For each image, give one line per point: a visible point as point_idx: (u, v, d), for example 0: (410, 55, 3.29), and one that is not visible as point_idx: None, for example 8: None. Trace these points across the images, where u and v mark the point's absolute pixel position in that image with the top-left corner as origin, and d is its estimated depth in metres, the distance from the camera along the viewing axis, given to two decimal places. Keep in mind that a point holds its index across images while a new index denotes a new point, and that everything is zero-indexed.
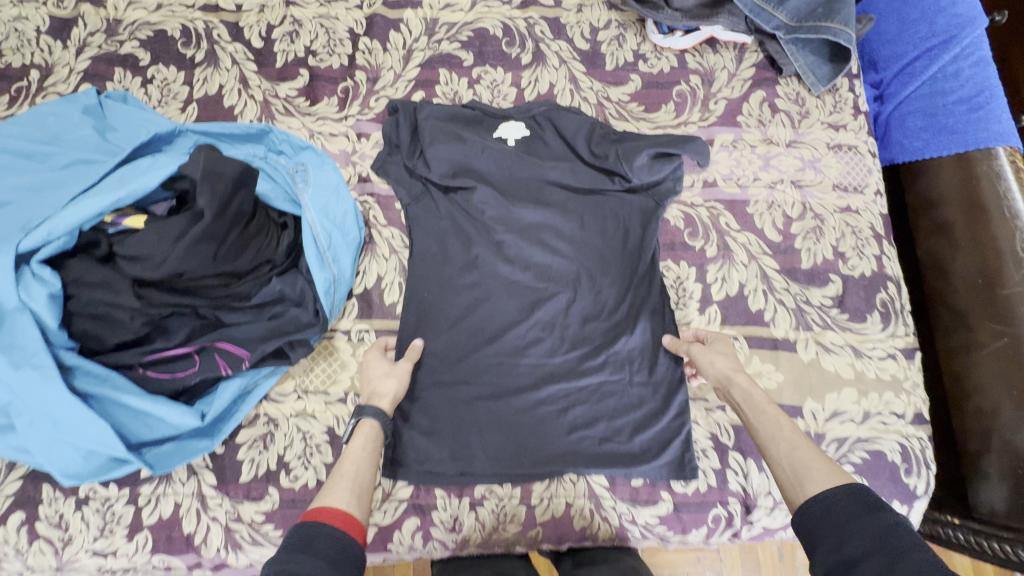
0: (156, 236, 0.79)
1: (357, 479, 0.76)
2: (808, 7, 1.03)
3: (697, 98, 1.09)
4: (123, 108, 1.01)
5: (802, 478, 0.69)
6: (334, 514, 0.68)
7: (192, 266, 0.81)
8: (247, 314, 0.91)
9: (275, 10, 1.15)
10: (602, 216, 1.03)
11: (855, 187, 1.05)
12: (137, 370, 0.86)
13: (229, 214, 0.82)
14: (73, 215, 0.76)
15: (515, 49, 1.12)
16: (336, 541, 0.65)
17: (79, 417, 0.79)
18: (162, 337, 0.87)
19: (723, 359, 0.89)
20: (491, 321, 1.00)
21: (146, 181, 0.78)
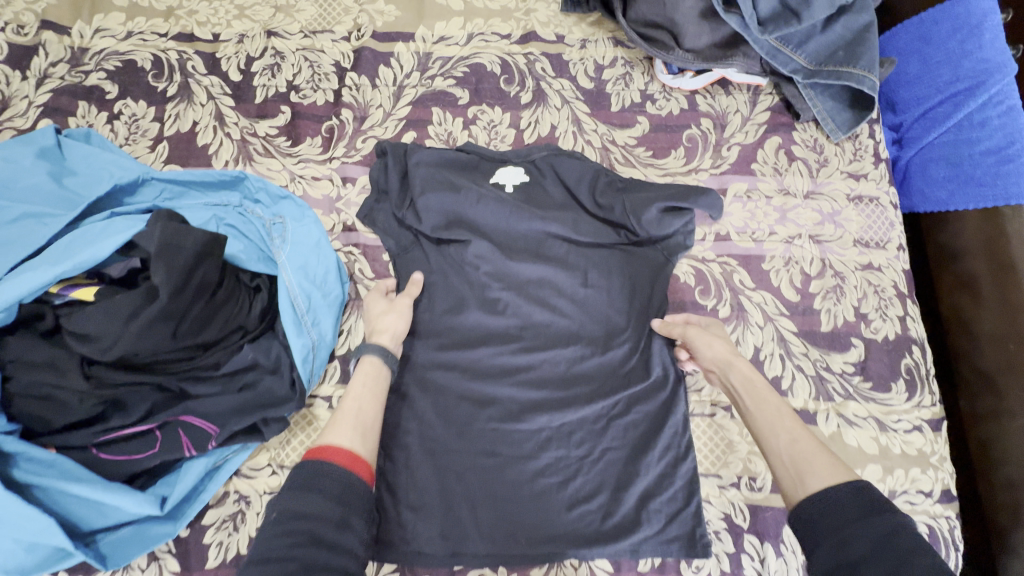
0: (107, 316, 0.72)
1: (359, 418, 0.75)
2: (828, 49, 0.96)
3: (709, 143, 1.02)
4: (83, 147, 0.90)
5: (803, 469, 0.67)
6: (339, 452, 0.68)
7: (149, 345, 0.74)
8: (216, 386, 0.81)
9: (256, 40, 1.07)
10: (608, 272, 0.95)
11: (877, 242, 0.98)
12: (91, 451, 0.77)
13: (190, 287, 0.75)
14: (11, 291, 0.68)
15: (514, 87, 1.05)
16: (341, 478, 0.65)
17: (17, 512, 0.69)
18: (119, 414, 0.77)
19: (724, 347, 0.84)
20: (487, 385, 0.90)
21: (95, 251, 0.71)
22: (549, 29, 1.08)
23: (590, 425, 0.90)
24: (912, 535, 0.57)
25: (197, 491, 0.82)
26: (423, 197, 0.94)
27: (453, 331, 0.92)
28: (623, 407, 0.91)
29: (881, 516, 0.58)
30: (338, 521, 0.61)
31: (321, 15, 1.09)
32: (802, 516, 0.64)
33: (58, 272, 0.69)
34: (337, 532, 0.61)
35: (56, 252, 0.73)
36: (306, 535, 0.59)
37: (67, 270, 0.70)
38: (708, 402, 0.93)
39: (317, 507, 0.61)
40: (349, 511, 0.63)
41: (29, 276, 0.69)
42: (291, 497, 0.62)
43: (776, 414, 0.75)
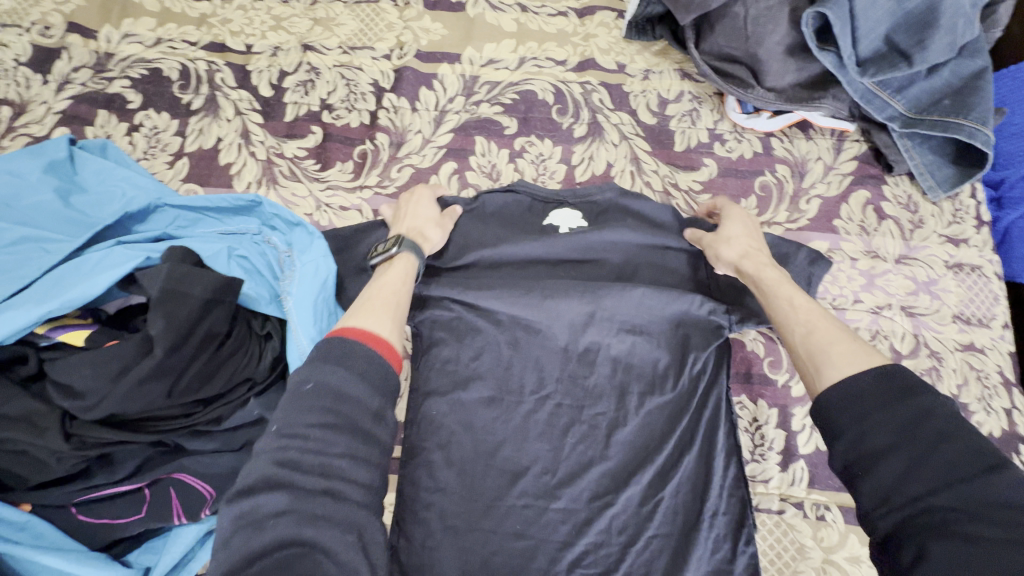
0: (93, 368, 0.64)
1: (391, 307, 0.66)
2: (932, 96, 0.84)
3: (785, 193, 0.90)
4: (96, 161, 0.82)
5: (820, 356, 0.60)
6: (369, 336, 0.59)
7: (140, 403, 0.65)
8: (215, 443, 0.72)
9: (291, 54, 0.99)
10: (665, 314, 0.83)
11: (979, 318, 0.85)
12: (69, 511, 0.68)
13: (194, 336, 0.68)
14: None
15: (567, 118, 0.95)
16: (371, 360, 0.56)
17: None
18: (102, 470, 0.68)
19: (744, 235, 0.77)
20: (520, 454, 0.79)
21: (87, 286, 0.66)
22: (610, 57, 0.98)
23: (637, 511, 0.77)
24: (946, 417, 0.49)
25: (184, 559, 0.74)
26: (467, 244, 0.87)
27: (485, 389, 0.81)
28: (675, 491, 0.78)
29: (914, 400, 0.50)
30: (374, 413, 0.53)
31: (363, 29, 1.00)
32: (814, 405, 0.56)
33: (49, 310, 0.64)
34: (373, 423, 0.53)
35: (49, 288, 0.67)
36: (335, 420, 0.51)
37: (53, 307, 0.64)
38: (775, 496, 0.80)
39: (352, 390, 0.53)
40: (386, 402, 0.55)
41: (12, 312, 0.63)
42: (329, 372, 0.53)
43: (799, 301, 0.68)
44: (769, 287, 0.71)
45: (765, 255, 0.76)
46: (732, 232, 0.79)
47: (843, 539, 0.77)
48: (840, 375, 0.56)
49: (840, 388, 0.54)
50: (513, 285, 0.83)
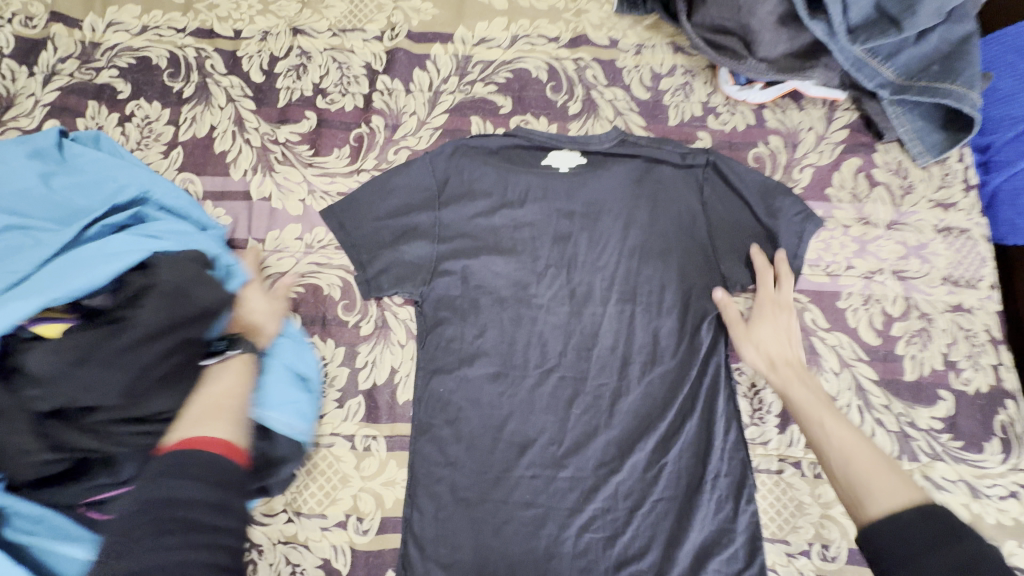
0: (62, 358, 0.63)
1: (208, 400, 0.64)
2: (921, 63, 0.86)
3: (778, 163, 0.91)
4: (85, 151, 0.82)
5: (863, 486, 0.62)
6: (210, 442, 0.57)
7: (97, 394, 0.64)
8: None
9: (280, 38, 0.98)
10: (661, 286, 0.87)
11: (967, 280, 0.87)
12: (78, 511, 0.68)
13: (165, 341, 0.68)
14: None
15: (562, 96, 0.95)
16: (211, 464, 0.55)
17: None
18: (104, 471, 0.67)
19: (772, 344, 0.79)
20: (527, 426, 0.82)
21: (91, 276, 0.68)
22: (602, 32, 0.98)
23: (640, 477, 0.80)
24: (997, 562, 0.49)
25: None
26: (470, 229, 0.89)
27: (490, 366, 0.84)
28: (675, 455, 0.81)
29: (961, 541, 0.51)
30: (217, 506, 0.52)
31: (353, 11, 0.99)
32: (867, 540, 0.57)
33: (50, 299, 0.65)
34: (220, 517, 0.52)
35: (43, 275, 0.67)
36: (184, 523, 0.50)
37: (56, 297, 0.66)
38: (774, 457, 0.82)
39: (199, 494, 0.52)
40: (230, 493, 0.54)
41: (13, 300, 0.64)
42: (154, 485, 0.52)
43: (833, 425, 0.69)
44: (802, 406, 0.73)
45: (793, 366, 0.78)
46: (762, 335, 0.80)
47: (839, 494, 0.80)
48: (884, 508, 0.58)
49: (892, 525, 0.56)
50: (513, 265, 0.88)
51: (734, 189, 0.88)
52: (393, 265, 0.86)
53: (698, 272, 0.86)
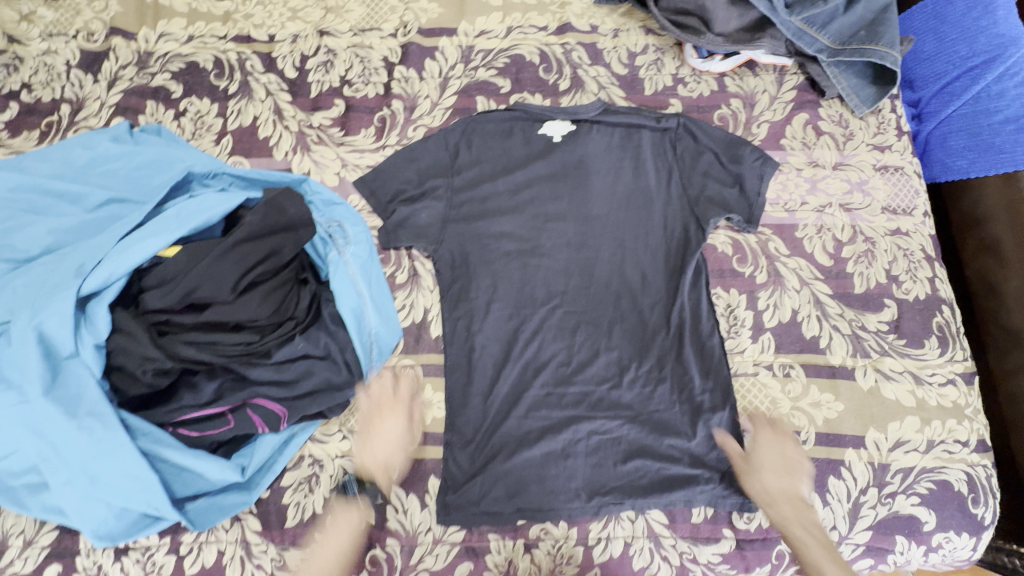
0: (189, 260, 0.80)
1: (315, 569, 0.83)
2: (850, 30, 1.03)
3: (739, 121, 1.08)
4: (153, 139, 0.98)
5: None
6: None
7: (212, 284, 0.79)
8: (276, 374, 0.89)
9: (309, 40, 1.14)
10: (645, 230, 1.02)
11: (904, 209, 1.03)
12: (169, 429, 0.85)
13: (261, 247, 0.83)
14: (128, 256, 0.78)
15: (553, 75, 1.11)
16: None
17: (123, 473, 0.78)
18: (190, 394, 0.85)
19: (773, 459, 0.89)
20: (541, 350, 0.97)
21: (207, 215, 0.83)
22: (584, 20, 1.15)
23: (639, 388, 0.95)
24: None
25: (263, 468, 0.90)
26: (480, 191, 1.04)
27: (505, 302, 0.99)
28: (662, 368, 0.96)
29: None
30: None
31: (369, 14, 1.15)
32: None
33: (178, 234, 0.80)
34: None
35: (168, 219, 0.81)
36: None
37: (183, 233, 0.80)
38: (750, 362, 0.97)
39: None
40: None
41: (148, 238, 0.79)
42: None
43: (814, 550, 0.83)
44: (806, 551, 0.84)
45: (790, 503, 0.87)
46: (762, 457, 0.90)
47: (806, 389, 0.95)
48: None
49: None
50: (519, 220, 1.03)
51: (700, 146, 1.05)
52: (419, 223, 1.02)
53: (676, 220, 1.02)
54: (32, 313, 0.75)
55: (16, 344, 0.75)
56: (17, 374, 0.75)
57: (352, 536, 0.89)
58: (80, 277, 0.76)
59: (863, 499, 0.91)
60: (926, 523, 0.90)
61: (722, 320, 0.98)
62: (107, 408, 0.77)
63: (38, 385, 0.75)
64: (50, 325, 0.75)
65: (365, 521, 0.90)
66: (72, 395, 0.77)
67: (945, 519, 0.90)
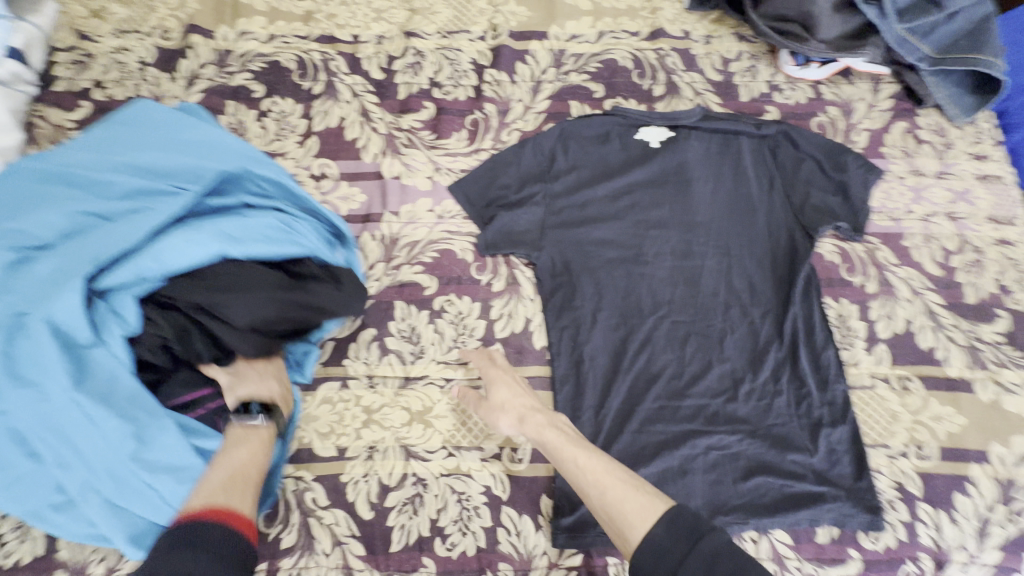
0: (229, 270, 0.79)
1: (232, 471, 0.71)
2: (951, 39, 1.03)
3: (838, 129, 1.06)
4: (190, 120, 0.89)
5: (618, 515, 0.68)
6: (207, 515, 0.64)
7: (239, 304, 0.77)
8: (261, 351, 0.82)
9: (395, 41, 1.11)
10: (750, 239, 1.00)
11: (1008, 218, 1.02)
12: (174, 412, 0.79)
13: (300, 295, 0.82)
14: (168, 262, 0.75)
15: (647, 81, 1.09)
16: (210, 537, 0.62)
17: (163, 466, 0.73)
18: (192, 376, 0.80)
19: (519, 396, 0.84)
20: (651, 363, 0.93)
21: (259, 247, 0.80)
22: (677, 26, 1.13)
23: (755, 401, 0.92)
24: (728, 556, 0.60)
25: (275, 466, 0.85)
26: (578, 197, 1.01)
27: (611, 312, 0.96)
28: (775, 380, 0.93)
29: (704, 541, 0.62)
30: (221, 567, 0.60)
31: (457, 16, 1.13)
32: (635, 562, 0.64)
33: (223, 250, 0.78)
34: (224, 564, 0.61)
35: (222, 230, 0.79)
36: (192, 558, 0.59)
37: (238, 256, 0.79)
38: (866, 374, 0.94)
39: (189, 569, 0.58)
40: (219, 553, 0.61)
41: (196, 245, 0.77)
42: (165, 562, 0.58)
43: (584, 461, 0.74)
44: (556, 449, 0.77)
45: (541, 413, 0.82)
46: (500, 397, 0.85)
47: (925, 403, 0.92)
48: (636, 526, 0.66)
49: (643, 544, 0.64)
50: (620, 228, 1.00)
51: (804, 154, 1.03)
52: (518, 229, 0.98)
53: (784, 230, 1.00)
54: (47, 302, 0.71)
55: (33, 338, 0.70)
56: (36, 372, 0.71)
57: (463, 561, 0.83)
58: (99, 265, 0.73)
59: (992, 517, 0.88)
60: None
61: (834, 332, 0.96)
62: (141, 401, 0.73)
63: (67, 380, 0.70)
64: (69, 314, 0.71)
65: (475, 544, 0.84)
66: (104, 387, 0.73)
67: None
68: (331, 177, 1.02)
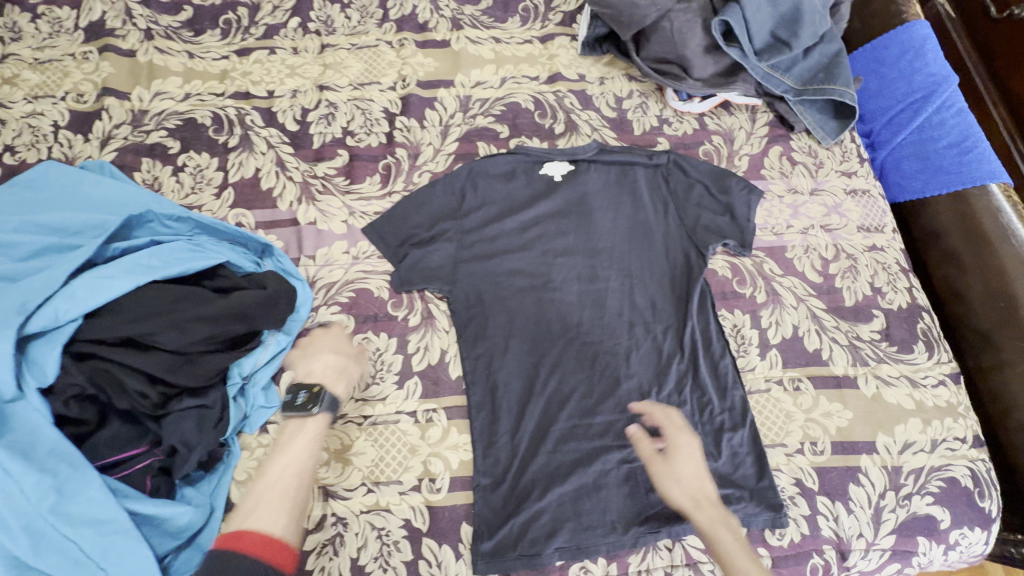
0: (150, 302, 0.80)
1: (286, 490, 0.79)
2: (810, 72, 1.16)
3: (722, 155, 1.17)
4: (95, 176, 0.93)
5: None
6: (254, 540, 0.72)
7: (166, 331, 0.79)
8: (198, 399, 0.83)
9: (309, 94, 1.17)
10: (650, 260, 1.07)
11: (876, 227, 1.13)
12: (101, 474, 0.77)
13: (230, 310, 0.84)
14: (84, 300, 0.75)
15: (548, 120, 1.18)
16: (254, 565, 0.69)
17: (86, 519, 0.71)
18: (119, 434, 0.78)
19: (700, 483, 0.88)
20: (563, 385, 0.98)
21: (181, 267, 0.84)
22: (572, 70, 1.23)
23: (662, 413, 0.97)
24: None
25: (213, 513, 0.85)
26: (487, 231, 1.07)
27: (523, 338, 1.00)
28: (679, 392, 0.98)
29: None
30: None
31: (368, 69, 1.20)
32: None
33: (140, 279, 0.79)
34: None
35: (136, 261, 0.81)
36: None
37: (157, 278, 0.81)
38: (762, 379, 1.01)
39: None
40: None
41: (113, 277, 0.78)
42: None
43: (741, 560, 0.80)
44: (727, 554, 0.81)
45: (715, 505, 0.86)
46: (681, 470, 0.89)
47: (816, 401, 0.99)
48: None
49: None
50: (529, 258, 1.06)
51: (693, 180, 1.12)
52: (432, 265, 1.03)
53: (679, 248, 1.08)
54: None
55: None
56: None
57: None
58: (24, 314, 0.72)
59: (883, 503, 0.94)
60: (942, 521, 0.94)
61: (730, 341, 1.03)
62: (70, 449, 0.72)
63: None
64: None
65: None
66: (25, 442, 0.70)
67: (958, 516, 0.94)
68: (246, 226, 1.05)
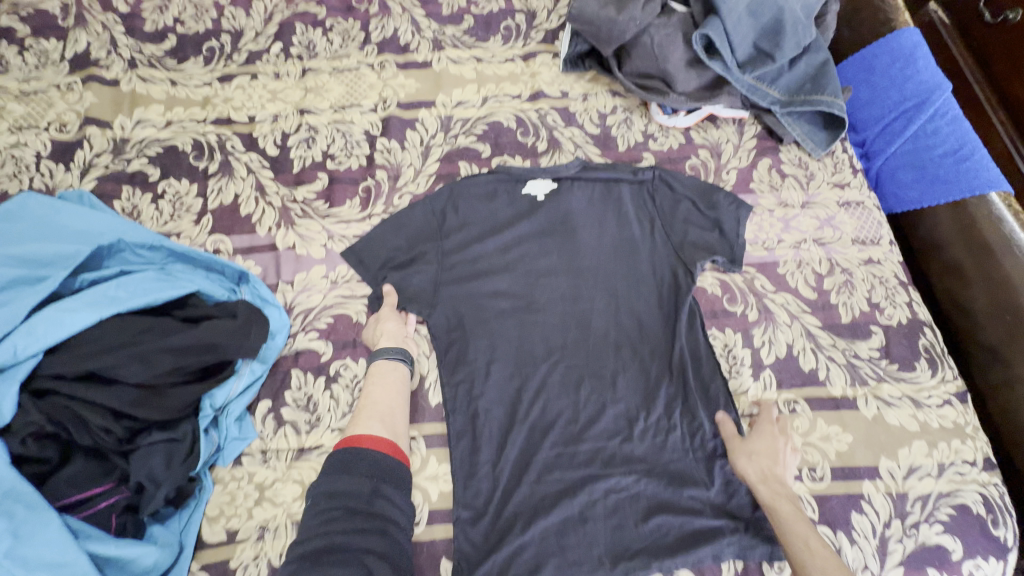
0: (115, 334, 0.80)
1: (382, 407, 0.88)
2: (797, 83, 1.14)
3: (709, 169, 1.14)
4: (69, 206, 0.90)
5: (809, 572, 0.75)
6: (373, 441, 0.82)
7: (131, 365, 0.78)
8: (167, 433, 0.81)
9: (290, 119, 1.16)
10: (636, 279, 1.04)
11: (872, 239, 1.10)
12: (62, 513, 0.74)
13: (199, 341, 0.83)
14: (45, 336, 0.74)
15: (530, 138, 1.17)
16: (374, 459, 0.80)
17: (43, 563, 0.68)
18: (81, 472, 0.75)
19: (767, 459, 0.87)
20: (546, 412, 0.94)
21: (147, 297, 0.83)
22: (555, 87, 1.22)
23: (650, 440, 0.93)
24: None
25: (183, 550, 0.82)
26: (468, 253, 1.04)
27: (505, 363, 0.97)
28: (668, 417, 0.94)
29: None
30: (370, 495, 0.76)
31: (349, 92, 1.20)
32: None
33: (106, 312, 0.79)
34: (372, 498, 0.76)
35: (103, 292, 0.81)
36: (343, 509, 0.74)
37: (122, 310, 0.81)
38: (755, 402, 0.97)
39: (353, 486, 0.76)
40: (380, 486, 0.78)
41: (77, 311, 0.77)
42: (333, 479, 0.76)
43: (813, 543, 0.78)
44: (787, 526, 0.81)
45: (788, 496, 0.84)
46: (755, 447, 0.88)
47: (813, 424, 0.95)
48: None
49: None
50: (511, 279, 1.03)
51: (679, 196, 1.09)
52: (410, 289, 1.01)
53: (666, 267, 1.04)
54: None
55: None
56: None
57: None
58: None
59: (889, 533, 0.88)
60: (955, 552, 0.87)
61: (721, 362, 0.99)
62: (28, 490, 0.69)
63: None
64: None
65: None
66: None
67: (972, 546, 0.88)
68: (224, 253, 1.03)
